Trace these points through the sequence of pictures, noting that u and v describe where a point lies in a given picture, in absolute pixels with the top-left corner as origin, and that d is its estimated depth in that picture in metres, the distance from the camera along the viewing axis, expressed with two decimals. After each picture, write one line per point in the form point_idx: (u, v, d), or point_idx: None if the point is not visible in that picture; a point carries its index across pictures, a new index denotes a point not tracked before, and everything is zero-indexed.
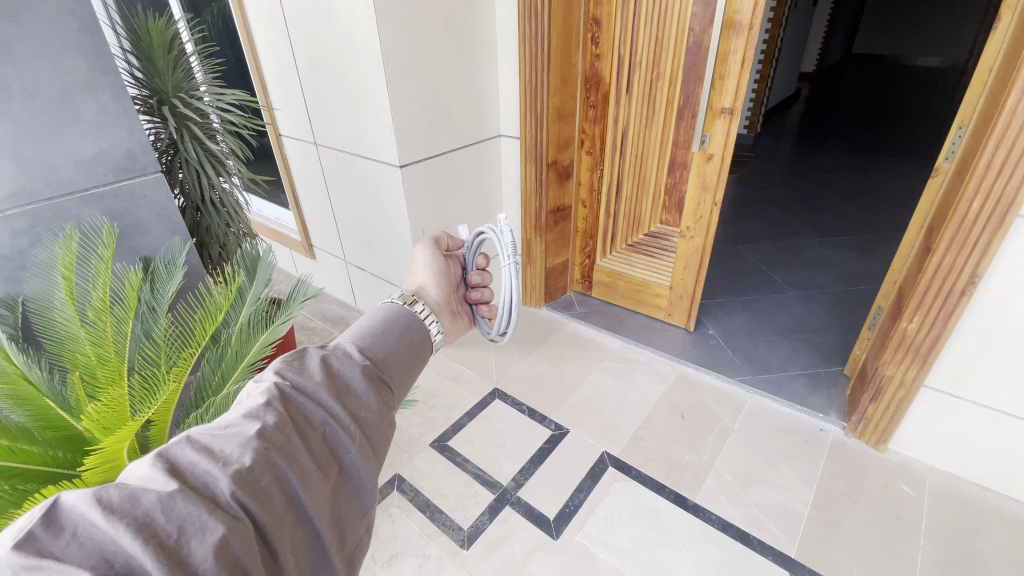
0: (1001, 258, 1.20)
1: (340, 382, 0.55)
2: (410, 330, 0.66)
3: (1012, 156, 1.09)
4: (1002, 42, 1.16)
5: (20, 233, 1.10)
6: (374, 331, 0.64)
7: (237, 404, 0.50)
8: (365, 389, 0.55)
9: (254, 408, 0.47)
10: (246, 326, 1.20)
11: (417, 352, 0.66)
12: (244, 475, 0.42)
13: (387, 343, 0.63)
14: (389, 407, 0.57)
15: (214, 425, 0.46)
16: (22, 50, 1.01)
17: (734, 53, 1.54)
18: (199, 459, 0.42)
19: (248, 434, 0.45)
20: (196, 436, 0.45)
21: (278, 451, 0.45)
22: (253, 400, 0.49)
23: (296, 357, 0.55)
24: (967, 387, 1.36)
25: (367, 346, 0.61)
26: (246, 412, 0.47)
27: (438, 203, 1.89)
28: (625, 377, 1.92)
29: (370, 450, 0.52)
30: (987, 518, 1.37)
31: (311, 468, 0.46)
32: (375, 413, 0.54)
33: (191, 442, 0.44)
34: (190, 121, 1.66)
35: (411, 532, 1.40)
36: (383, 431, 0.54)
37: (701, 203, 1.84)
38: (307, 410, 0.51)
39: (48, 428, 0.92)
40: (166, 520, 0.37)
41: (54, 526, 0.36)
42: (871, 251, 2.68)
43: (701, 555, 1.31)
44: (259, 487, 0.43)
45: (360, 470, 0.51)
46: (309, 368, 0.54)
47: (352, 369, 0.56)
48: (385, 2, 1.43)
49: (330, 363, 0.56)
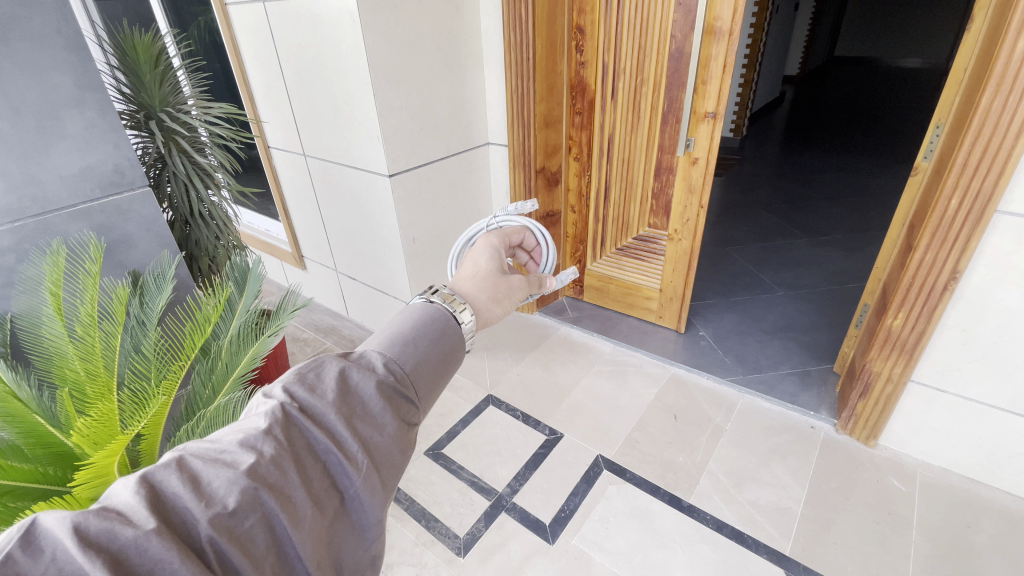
0: (980, 253, 1.23)
1: (353, 403, 0.48)
2: (444, 338, 0.57)
3: (987, 152, 1.12)
4: (975, 43, 1.19)
5: (8, 250, 1.10)
6: (404, 338, 0.56)
7: (239, 420, 0.45)
8: (379, 411, 0.48)
9: (251, 434, 0.42)
10: (236, 337, 1.20)
11: (448, 363, 0.58)
12: (225, 519, 0.37)
13: (417, 353, 0.55)
14: (406, 432, 0.50)
15: (211, 446, 0.42)
16: (8, 69, 1.02)
17: (715, 59, 1.58)
18: (185, 491, 0.38)
19: (240, 468, 0.40)
20: (189, 459, 0.40)
21: (269, 490, 0.40)
22: (254, 421, 0.44)
23: (312, 369, 0.49)
24: (951, 380, 1.38)
25: (394, 358, 0.53)
26: (243, 439, 0.42)
27: (428, 211, 1.90)
28: (617, 380, 1.93)
29: (379, 482, 0.46)
30: (976, 510, 1.39)
31: (305, 508, 0.41)
32: (387, 441, 0.48)
33: (181, 467, 0.39)
34: (177, 135, 1.66)
35: (407, 541, 1.40)
36: (396, 460, 0.48)
37: (688, 206, 1.87)
38: (311, 436, 0.45)
39: (37, 445, 0.91)
40: (139, 562, 0.34)
41: (32, 550, 0.33)
42: (857, 250, 2.73)
43: (697, 556, 1.32)
44: (242, 530, 0.38)
45: (364, 506, 0.45)
46: (322, 386, 0.48)
47: (368, 389, 0.49)
48: (370, 14, 1.45)
49: (346, 378, 0.49)
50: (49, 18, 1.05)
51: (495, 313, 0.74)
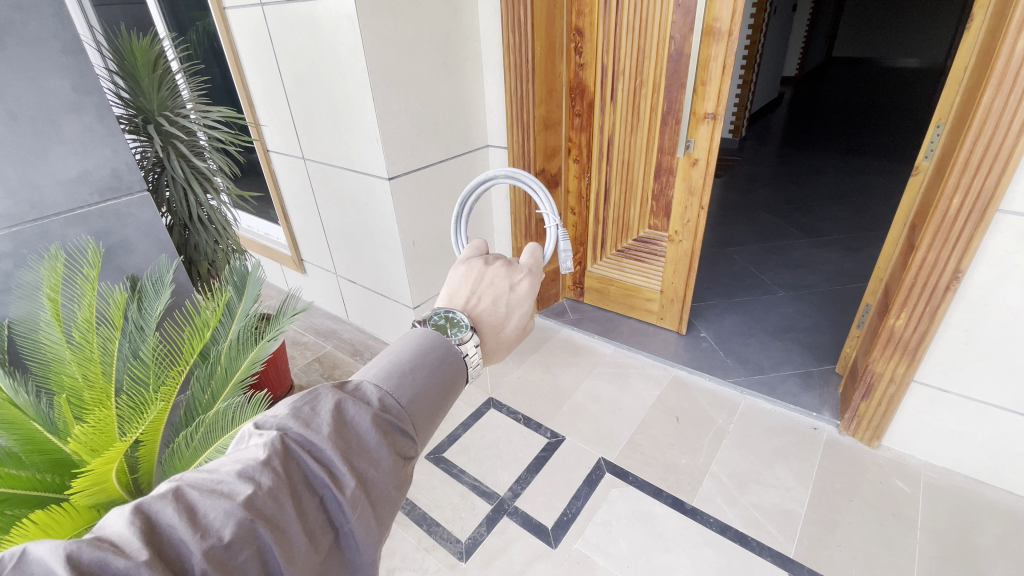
0: (982, 253, 1.22)
1: (350, 436, 0.47)
2: (441, 367, 0.57)
3: (989, 151, 1.11)
4: (975, 42, 1.19)
5: (6, 256, 1.09)
6: (401, 370, 0.55)
7: (234, 451, 0.44)
8: (376, 445, 0.47)
9: (249, 465, 0.41)
10: (235, 342, 1.19)
11: (445, 395, 0.57)
12: (220, 553, 0.36)
13: (414, 385, 0.54)
14: (403, 467, 0.49)
15: (207, 477, 0.41)
16: (5, 73, 1.01)
17: (714, 59, 1.58)
18: (180, 523, 0.37)
19: (236, 500, 0.39)
20: (185, 489, 0.39)
21: (264, 523, 0.39)
22: (252, 452, 0.43)
23: (307, 401, 0.48)
24: (954, 381, 1.38)
25: (390, 392, 0.52)
26: (241, 470, 0.41)
27: (428, 214, 1.89)
28: (618, 382, 1.93)
29: (374, 518, 0.45)
30: (982, 511, 1.38)
31: (299, 543, 0.40)
32: (384, 476, 0.47)
33: (178, 498, 0.38)
34: (176, 139, 1.66)
35: (408, 546, 1.39)
36: (391, 495, 0.47)
37: (688, 207, 1.86)
38: (308, 469, 0.44)
39: (35, 452, 0.90)
40: None
41: None
42: (857, 250, 2.73)
43: (700, 558, 1.31)
44: (235, 564, 0.37)
45: (358, 543, 0.44)
46: (320, 417, 0.46)
47: (364, 422, 0.48)
48: (369, 17, 1.45)
49: (344, 410, 0.48)
50: (46, 22, 1.04)
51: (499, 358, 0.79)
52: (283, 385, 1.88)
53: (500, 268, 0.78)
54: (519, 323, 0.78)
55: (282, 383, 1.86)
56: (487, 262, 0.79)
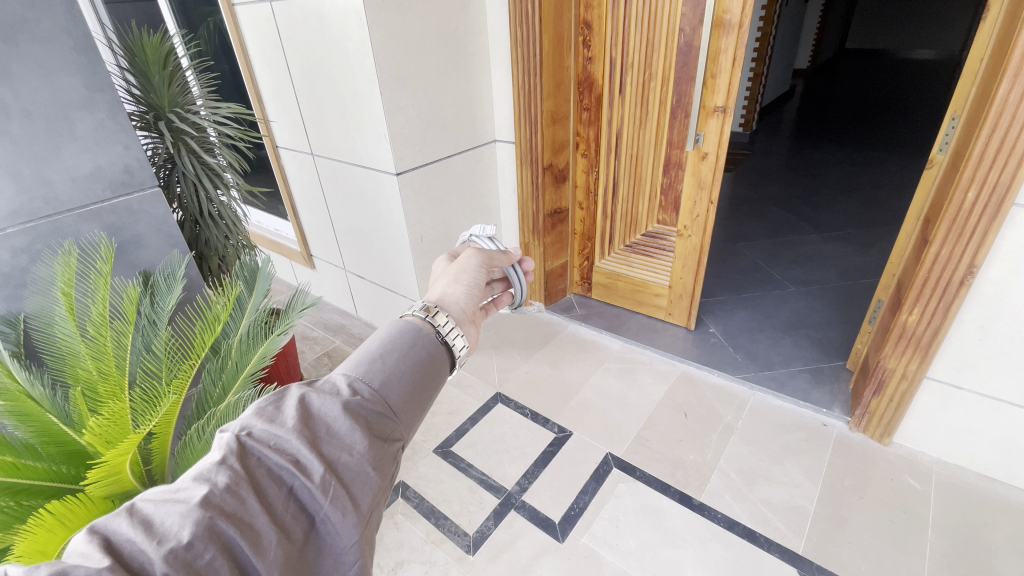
0: (998, 247, 1.20)
1: (317, 427, 0.47)
2: (414, 349, 0.57)
3: (1005, 144, 1.09)
4: (992, 31, 1.16)
5: (21, 251, 1.11)
6: (370, 357, 0.55)
7: None
8: (347, 431, 0.47)
9: (205, 468, 0.41)
10: (245, 336, 1.21)
11: (426, 375, 0.57)
12: (181, 554, 0.36)
13: (386, 368, 0.55)
14: (381, 447, 0.49)
15: (166, 489, 0.41)
16: (19, 70, 1.03)
17: (724, 52, 1.56)
18: (137, 535, 0.37)
19: (192, 502, 0.39)
20: (141, 504, 0.40)
21: (225, 518, 0.39)
22: (210, 456, 0.43)
23: (271, 401, 0.49)
24: (968, 377, 1.36)
25: (360, 376, 0.53)
26: (197, 475, 0.41)
27: (437, 208, 1.89)
28: (626, 378, 1.92)
29: (350, 501, 0.44)
30: (993, 509, 1.37)
31: (268, 535, 0.40)
32: (357, 459, 0.46)
33: (133, 513, 0.39)
34: (187, 135, 1.67)
35: (417, 538, 1.40)
36: (369, 476, 0.46)
37: (697, 202, 1.84)
38: (272, 462, 0.44)
39: (52, 444, 0.92)
40: None
41: None
42: (869, 245, 2.69)
43: (708, 554, 1.30)
44: (202, 564, 0.37)
45: (335, 529, 0.43)
46: (283, 414, 0.48)
47: (333, 409, 0.48)
48: (376, 11, 1.45)
49: (309, 403, 0.49)
50: (57, 19, 1.05)
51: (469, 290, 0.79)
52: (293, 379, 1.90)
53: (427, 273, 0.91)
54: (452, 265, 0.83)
55: (291, 376, 1.88)
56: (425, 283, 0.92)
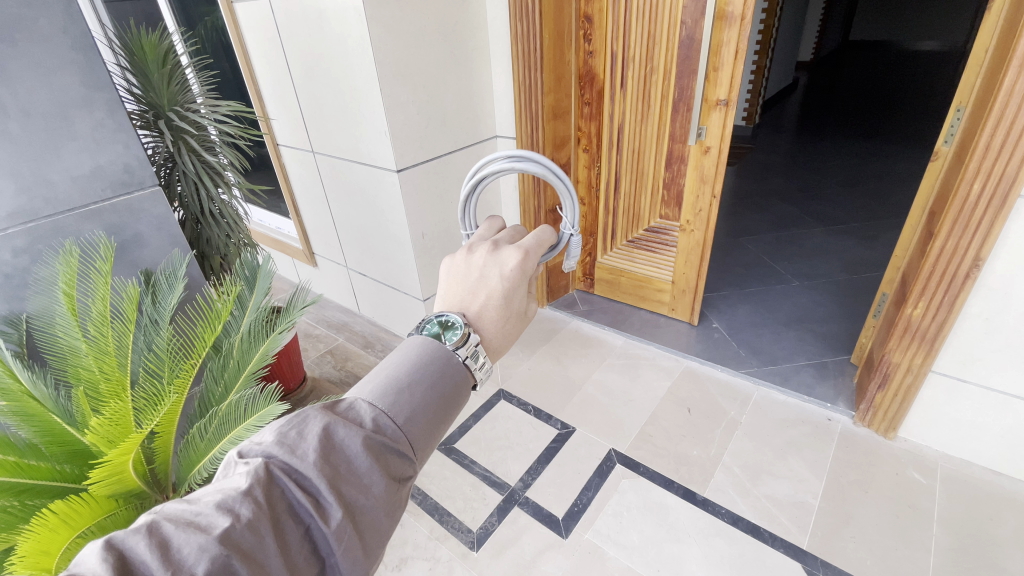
0: (1004, 240, 1.18)
1: (339, 461, 0.45)
2: (442, 380, 0.54)
3: (1011, 136, 1.08)
4: (998, 19, 1.14)
5: (22, 252, 1.11)
6: (399, 386, 0.52)
7: (217, 480, 0.43)
8: (368, 470, 0.46)
9: (228, 497, 0.40)
10: (247, 335, 1.20)
11: (449, 408, 0.54)
12: None
13: (412, 402, 0.51)
14: (397, 490, 0.47)
15: (187, 508, 0.40)
16: (17, 70, 1.02)
17: (726, 44, 1.54)
18: (152, 561, 0.36)
19: (214, 534, 0.38)
20: (162, 523, 0.38)
21: (242, 558, 0.38)
22: (235, 481, 0.42)
23: (294, 424, 0.46)
24: (974, 371, 1.34)
25: (385, 410, 0.50)
26: (221, 501, 0.40)
27: (438, 204, 1.89)
28: (629, 374, 1.91)
29: (361, 549, 0.44)
30: (1000, 503, 1.36)
31: None
32: (374, 503, 0.45)
33: (151, 532, 0.37)
34: (186, 134, 1.67)
35: (421, 535, 1.40)
36: (381, 523, 0.46)
37: (700, 196, 1.83)
38: (292, 497, 0.43)
39: (56, 443, 0.93)
40: None
41: None
42: (873, 238, 2.67)
43: (712, 550, 1.30)
44: None
45: None
46: (308, 442, 0.45)
47: (355, 445, 0.46)
48: (375, 7, 1.44)
49: (334, 433, 0.46)
50: (54, 18, 1.05)
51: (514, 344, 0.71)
52: (296, 376, 1.90)
53: (485, 254, 0.67)
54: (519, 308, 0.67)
55: (294, 374, 1.88)
56: (471, 251, 0.68)
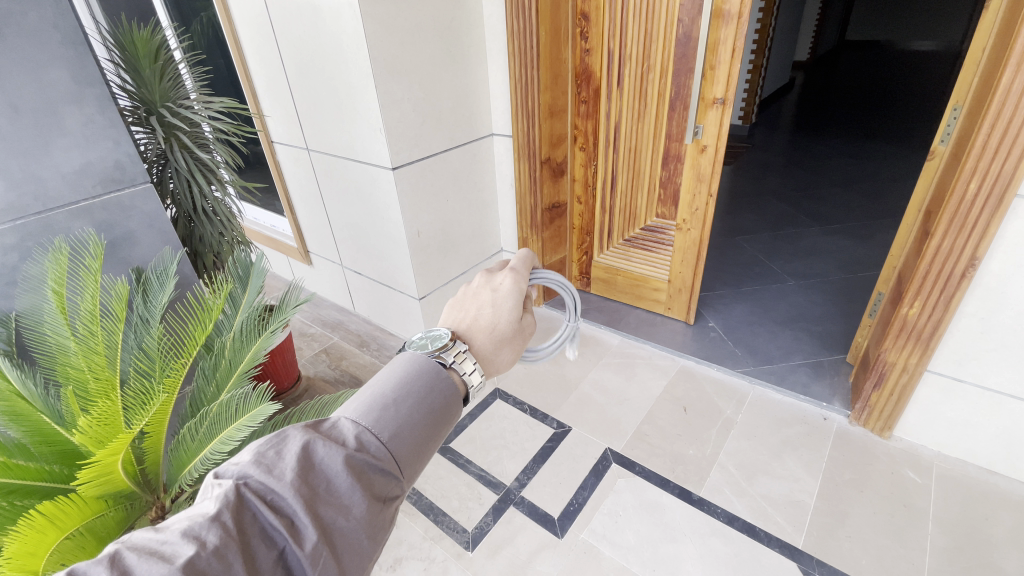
0: (1000, 239, 1.19)
1: (317, 481, 0.45)
2: (430, 396, 0.54)
3: (1007, 137, 1.08)
4: (993, 19, 1.14)
5: (11, 249, 1.10)
6: (384, 402, 0.51)
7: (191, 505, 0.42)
8: (346, 489, 0.45)
9: (195, 524, 0.39)
10: (240, 334, 1.19)
11: (436, 424, 0.54)
12: None
13: (398, 418, 0.51)
14: (379, 510, 0.46)
15: (153, 537, 0.39)
16: (6, 65, 1.01)
17: (723, 43, 1.53)
18: None
19: (176, 564, 0.37)
20: (124, 553, 0.38)
21: None
22: (204, 506, 0.41)
23: (272, 444, 0.46)
24: (970, 370, 1.35)
25: (369, 427, 0.49)
26: (187, 529, 0.39)
27: (434, 202, 1.88)
28: (625, 373, 1.91)
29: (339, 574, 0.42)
30: (994, 502, 1.36)
31: None
32: (353, 525, 0.44)
33: (113, 562, 0.37)
34: (179, 130, 1.65)
35: (415, 535, 1.40)
36: (362, 546, 0.44)
37: (696, 195, 1.83)
38: (266, 520, 0.42)
39: (45, 443, 0.92)
40: None
41: None
42: (870, 238, 2.67)
43: (707, 549, 1.30)
44: None
45: None
46: (285, 463, 0.44)
47: (335, 464, 0.45)
48: (371, 3, 1.43)
49: (313, 452, 0.46)
50: (44, 13, 1.03)
51: (507, 362, 0.71)
52: (290, 374, 1.89)
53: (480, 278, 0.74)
54: (513, 319, 0.70)
55: (288, 373, 1.87)
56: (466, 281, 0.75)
